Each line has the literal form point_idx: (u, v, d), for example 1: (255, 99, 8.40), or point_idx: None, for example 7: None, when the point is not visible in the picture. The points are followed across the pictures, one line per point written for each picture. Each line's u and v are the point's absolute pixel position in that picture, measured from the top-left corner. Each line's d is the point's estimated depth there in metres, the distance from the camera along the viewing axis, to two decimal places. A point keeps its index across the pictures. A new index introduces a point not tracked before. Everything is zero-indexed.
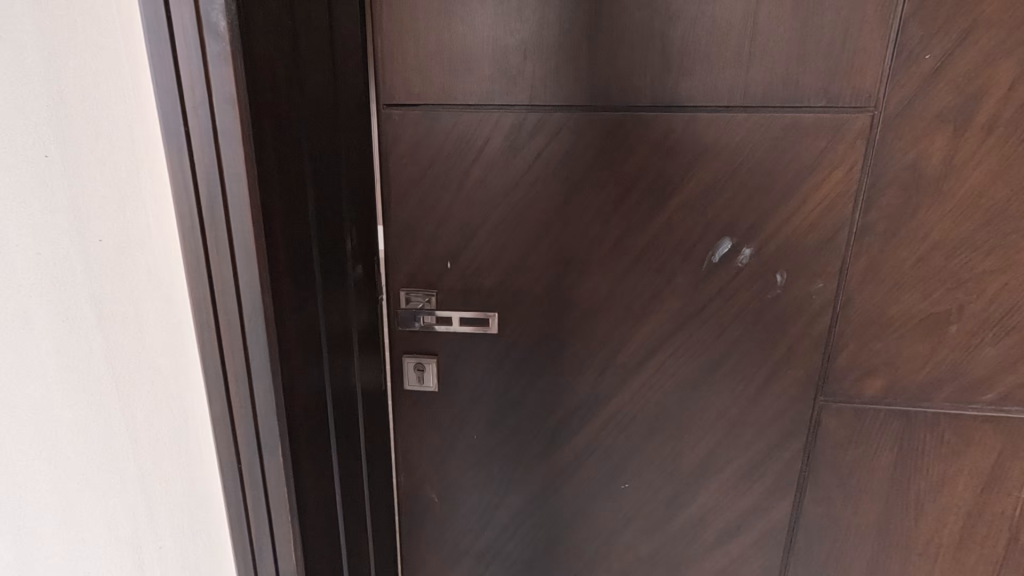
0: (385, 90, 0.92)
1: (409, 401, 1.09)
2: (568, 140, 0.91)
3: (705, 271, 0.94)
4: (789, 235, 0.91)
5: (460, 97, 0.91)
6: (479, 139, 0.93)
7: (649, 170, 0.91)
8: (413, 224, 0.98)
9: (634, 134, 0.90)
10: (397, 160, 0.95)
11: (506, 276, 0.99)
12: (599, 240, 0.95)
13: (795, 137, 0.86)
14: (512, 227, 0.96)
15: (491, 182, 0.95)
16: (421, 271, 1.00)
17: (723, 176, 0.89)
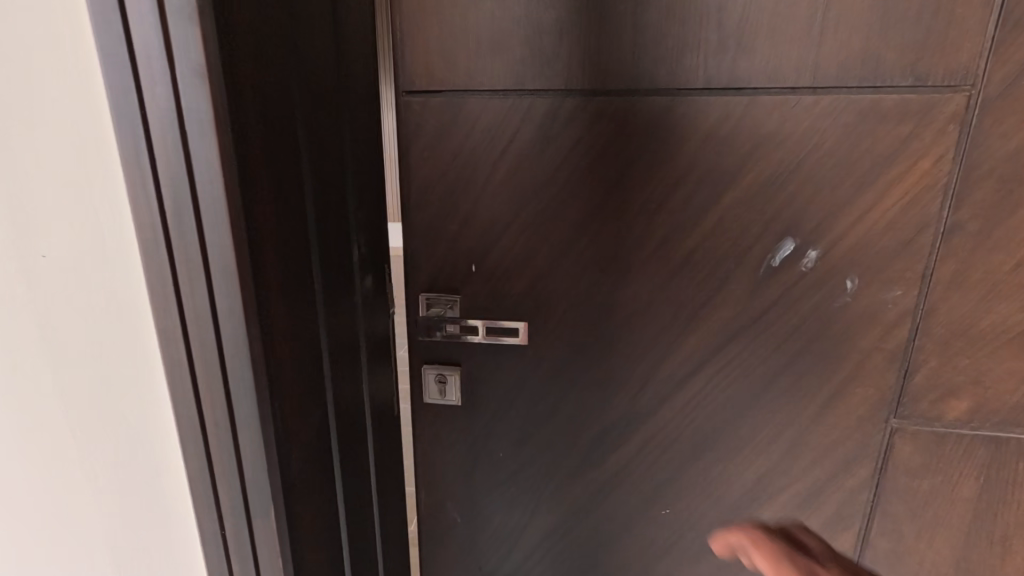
0: (404, 75, 0.83)
1: (431, 414, 1.01)
2: (608, 128, 0.81)
3: (762, 277, 0.83)
4: (862, 235, 0.79)
5: (487, 82, 0.82)
6: (507, 129, 0.83)
7: (701, 162, 0.80)
8: (435, 222, 0.89)
9: (685, 120, 0.79)
10: (418, 151, 0.86)
11: (537, 281, 0.90)
12: (642, 241, 0.85)
13: (875, 122, 0.75)
14: (544, 227, 0.87)
15: (521, 177, 0.85)
16: (444, 274, 0.92)
17: (787, 169, 0.78)
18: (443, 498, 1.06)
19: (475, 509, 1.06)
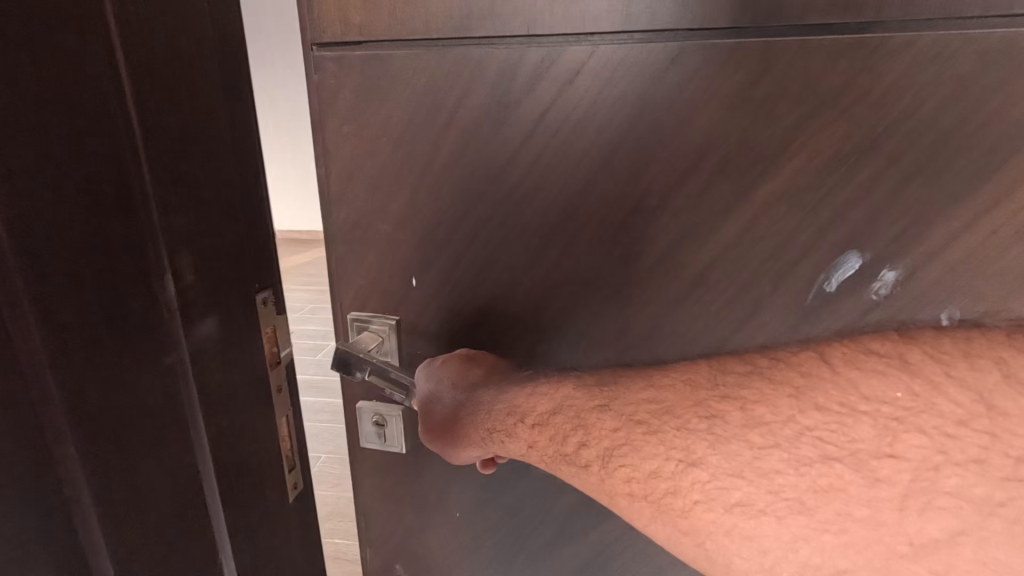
0: (313, 21, 0.61)
1: (371, 457, 0.80)
2: (593, 89, 0.55)
3: (812, 308, 0.55)
4: (981, 245, 0.50)
5: (419, 27, 0.58)
6: (451, 96, 0.59)
7: (727, 135, 0.53)
8: (364, 222, 0.67)
9: (702, 76, 0.52)
10: (337, 126, 0.64)
11: (494, 302, 0.65)
12: (639, 253, 0.58)
13: (1007, 70, 0.47)
14: (501, 230, 0.62)
15: (471, 160, 0.61)
16: (378, 290, 0.70)
17: (861, 145, 0.50)
18: (390, 558, 0.86)
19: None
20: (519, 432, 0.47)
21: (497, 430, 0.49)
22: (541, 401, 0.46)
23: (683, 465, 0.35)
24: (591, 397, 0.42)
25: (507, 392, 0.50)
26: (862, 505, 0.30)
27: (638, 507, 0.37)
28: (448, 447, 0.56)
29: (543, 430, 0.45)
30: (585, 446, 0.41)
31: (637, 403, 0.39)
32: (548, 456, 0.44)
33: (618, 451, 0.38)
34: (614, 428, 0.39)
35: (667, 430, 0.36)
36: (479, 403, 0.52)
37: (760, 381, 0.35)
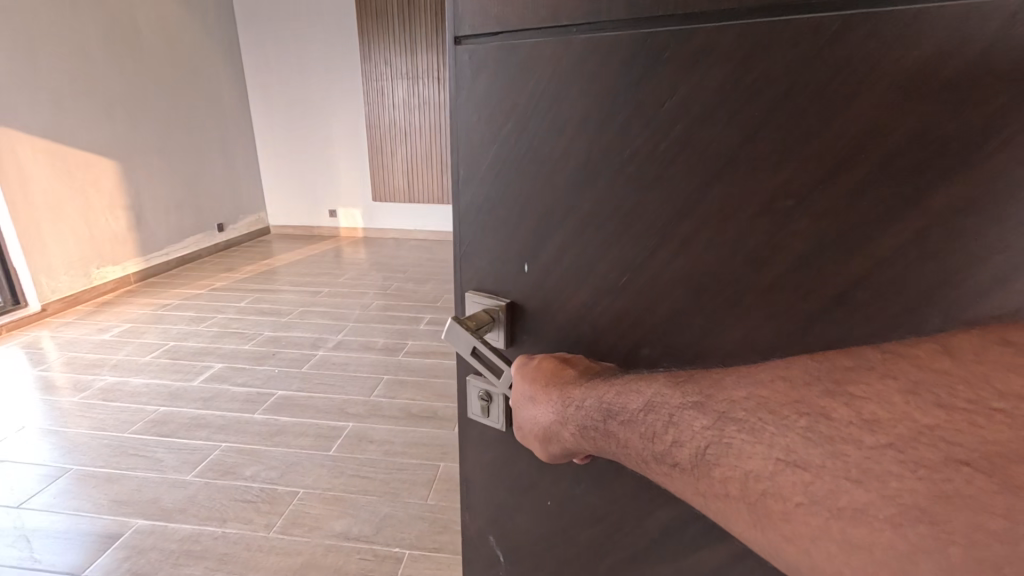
0: (462, 17, 0.62)
1: (476, 428, 0.85)
2: (725, 72, 0.45)
3: None
4: None
5: (546, 17, 0.55)
6: (570, 89, 0.55)
7: (910, 114, 0.38)
8: (482, 207, 0.68)
9: (882, 48, 0.38)
10: (471, 117, 0.64)
11: (597, 300, 0.60)
12: (762, 262, 0.47)
13: None
14: (609, 227, 0.57)
15: (581, 155, 0.56)
16: (495, 274, 0.70)
17: None
18: (484, 527, 0.90)
19: (519, 552, 0.87)
20: (611, 431, 0.48)
21: (590, 428, 0.50)
22: (631, 398, 0.46)
23: (785, 466, 0.34)
24: (678, 392, 0.42)
25: (594, 389, 0.51)
26: (1000, 516, 0.27)
27: (735, 508, 0.37)
28: (538, 442, 0.58)
29: (633, 426, 0.45)
30: (678, 444, 0.41)
31: (732, 401, 0.38)
32: (641, 456, 0.45)
33: (710, 450, 0.39)
34: (706, 425, 0.39)
35: (764, 428, 0.36)
36: (569, 401, 0.53)
37: (870, 377, 0.33)
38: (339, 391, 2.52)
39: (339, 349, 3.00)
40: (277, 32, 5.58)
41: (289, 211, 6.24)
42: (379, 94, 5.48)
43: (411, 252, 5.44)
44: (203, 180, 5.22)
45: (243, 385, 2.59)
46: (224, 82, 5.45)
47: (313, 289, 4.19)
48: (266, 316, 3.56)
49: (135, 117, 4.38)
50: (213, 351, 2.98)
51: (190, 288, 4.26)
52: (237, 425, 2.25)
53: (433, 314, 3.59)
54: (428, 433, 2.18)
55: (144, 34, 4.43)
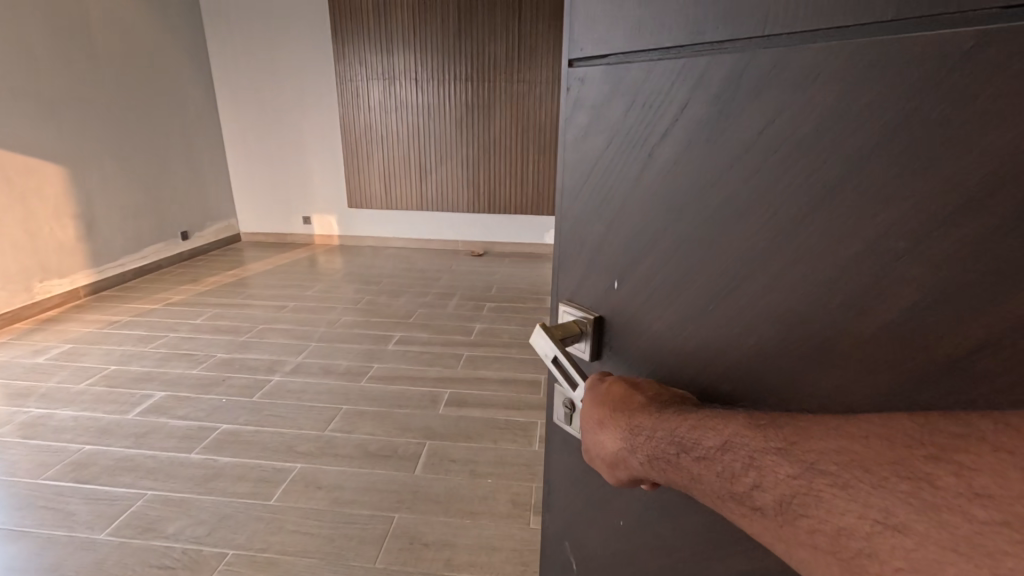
0: (573, 36, 0.58)
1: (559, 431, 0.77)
2: (836, 97, 0.37)
3: None
4: None
5: (652, 37, 0.49)
6: (666, 113, 0.49)
7: None
8: (578, 222, 0.64)
9: None
10: (575, 134, 0.60)
11: (679, 328, 0.54)
12: (860, 309, 0.39)
13: None
14: (700, 262, 0.50)
15: (677, 182, 0.50)
16: (585, 290, 0.65)
17: None
18: (563, 535, 0.80)
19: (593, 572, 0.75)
20: (683, 464, 0.46)
21: (660, 459, 0.48)
22: (707, 434, 0.44)
23: (882, 528, 0.33)
24: (759, 436, 0.41)
25: (664, 420, 0.48)
26: None
27: (823, 561, 0.36)
28: (605, 468, 0.55)
29: (708, 464, 0.43)
30: (760, 488, 0.39)
31: (822, 453, 0.37)
32: (716, 494, 0.43)
33: (796, 500, 0.37)
34: (793, 474, 0.38)
35: (860, 484, 0.34)
36: (637, 429, 0.50)
37: (971, 444, 0.31)
38: (293, 425, 2.41)
39: (296, 374, 2.90)
40: (245, 30, 5.42)
41: (258, 217, 6.07)
42: (354, 95, 5.37)
43: (385, 261, 5.33)
44: (164, 185, 5.02)
45: (183, 419, 2.47)
46: (187, 82, 5.26)
47: (277, 304, 4.06)
48: (222, 336, 3.42)
49: (86, 117, 4.18)
50: (155, 379, 2.84)
51: (145, 302, 4.08)
52: (169, 468, 2.12)
53: (401, 332, 3.51)
54: (384, 476, 2.05)
55: (97, 28, 4.22)
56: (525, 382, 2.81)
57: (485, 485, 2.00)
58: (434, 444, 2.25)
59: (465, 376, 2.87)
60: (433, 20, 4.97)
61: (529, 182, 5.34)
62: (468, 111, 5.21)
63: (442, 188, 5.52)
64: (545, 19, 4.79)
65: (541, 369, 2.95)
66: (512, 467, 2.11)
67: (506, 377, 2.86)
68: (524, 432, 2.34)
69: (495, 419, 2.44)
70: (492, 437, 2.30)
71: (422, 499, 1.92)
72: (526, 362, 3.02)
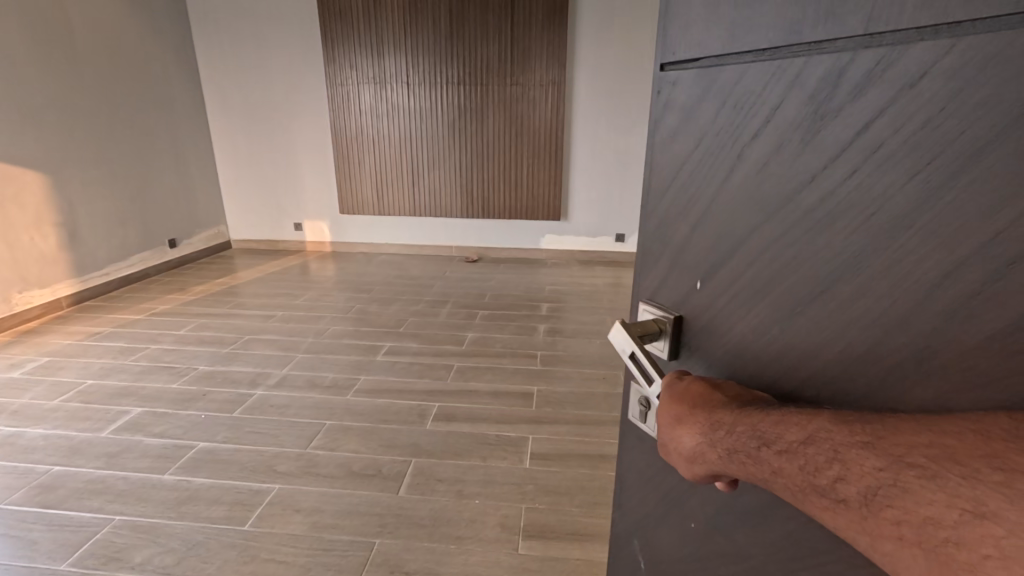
0: (669, 44, 0.64)
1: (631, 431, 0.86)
2: (941, 95, 0.38)
3: None
4: None
5: (745, 44, 0.54)
6: (758, 113, 0.53)
7: None
8: (666, 220, 0.69)
9: None
10: (666, 135, 0.67)
11: (765, 327, 0.57)
12: (959, 315, 0.40)
13: None
14: (788, 266, 0.53)
15: (764, 182, 0.54)
16: (669, 287, 0.71)
17: None
18: (629, 531, 0.90)
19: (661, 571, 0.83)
20: (763, 457, 0.48)
21: (738, 452, 0.51)
22: (790, 428, 0.46)
23: (972, 517, 0.33)
24: (844, 431, 0.42)
25: (746, 417, 0.51)
26: None
27: (908, 553, 0.37)
28: (682, 462, 0.59)
29: (790, 459, 0.45)
30: (844, 481, 0.41)
31: (909, 446, 0.38)
32: (797, 485, 0.45)
33: (883, 492, 0.39)
34: (880, 467, 0.39)
35: (952, 477, 0.35)
36: (717, 423, 0.54)
37: None
38: (274, 442, 2.38)
39: (280, 387, 2.87)
40: (232, 34, 5.37)
41: (249, 224, 6.02)
42: (346, 99, 5.35)
43: (378, 268, 5.31)
44: (151, 192, 4.93)
45: (161, 436, 2.43)
46: (174, 87, 5.20)
47: (262, 314, 4.00)
48: (206, 347, 3.37)
49: (69, 122, 4.09)
50: (132, 394, 2.79)
51: (132, 312, 4.00)
52: (141, 491, 2.07)
53: (391, 342, 3.48)
54: (367, 498, 2.03)
55: (80, 35, 4.15)
56: (517, 394, 2.80)
57: (472, 506, 1.98)
58: (419, 463, 2.24)
59: (455, 388, 2.85)
60: (425, 24, 4.99)
61: (524, 187, 5.35)
62: (461, 115, 5.22)
63: (434, 194, 5.51)
64: (538, 23, 4.83)
65: (535, 381, 2.94)
66: (499, 486, 2.09)
67: (498, 389, 2.85)
68: (514, 447, 2.34)
69: (485, 436, 2.43)
70: (482, 454, 2.29)
71: (406, 524, 1.90)
72: (517, 374, 3.01)
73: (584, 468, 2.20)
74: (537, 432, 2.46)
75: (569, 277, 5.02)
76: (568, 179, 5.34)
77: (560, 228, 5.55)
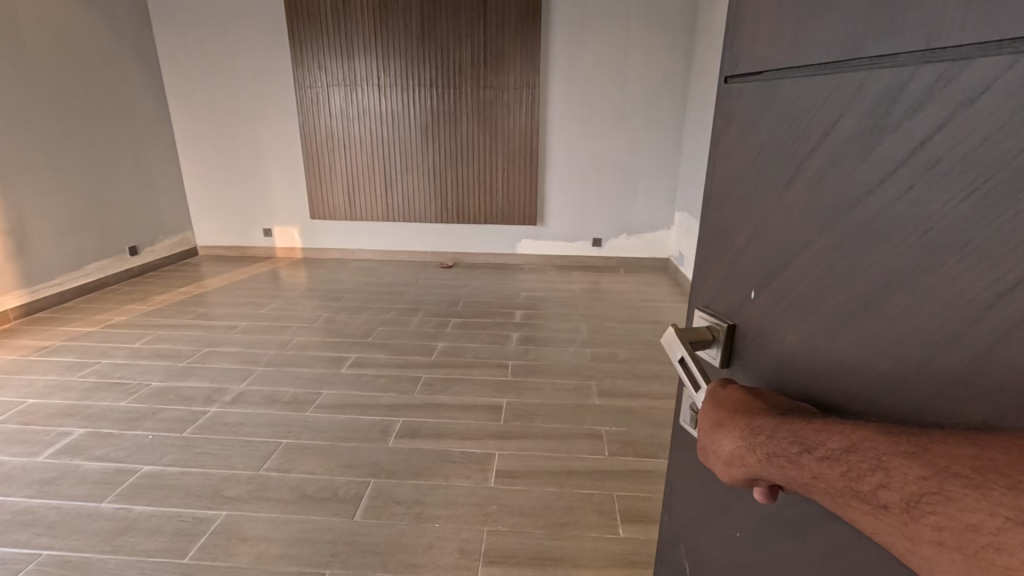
0: (737, 56, 0.63)
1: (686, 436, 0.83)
2: (1005, 111, 0.35)
3: None
4: None
5: (806, 56, 0.52)
6: (813, 126, 0.51)
7: None
8: (726, 231, 0.67)
9: None
10: (729, 145, 0.65)
11: (814, 341, 0.53)
12: (1005, 341, 0.36)
13: None
14: (837, 279, 0.49)
15: (816, 195, 0.51)
16: (724, 297, 0.68)
17: None
18: (678, 534, 0.87)
19: None
20: (803, 462, 0.45)
21: (777, 456, 0.47)
22: (832, 434, 0.43)
23: (1014, 525, 0.31)
24: (887, 438, 0.40)
25: (786, 422, 0.48)
26: None
27: (949, 560, 0.34)
28: (718, 464, 0.56)
29: (831, 464, 0.42)
30: (886, 488, 0.38)
31: (953, 455, 0.36)
32: (838, 491, 0.42)
33: (926, 499, 0.36)
34: (922, 475, 0.36)
35: (997, 486, 0.33)
36: (755, 426, 0.51)
37: None
38: (223, 464, 2.27)
39: (237, 404, 2.75)
40: (194, 35, 5.20)
41: (216, 231, 5.83)
42: (316, 101, 5.23)
43: (349, 274, 5.19)
44: (110, 196, 4.72)
45: (102, 459, 2.29)
46: (134, 88, 5.00)
47: (222, 325, 3.85)
48: (160, 362, 3.22)
49: (16, 125, 3.89)
50: (75, 413, 2.64)
51: (82, 325, 3.81)
52: (75, 521, 1.95)
53: (356, 353, 3.38)
54: (319, 524, 1.94)
55: (28, 33, 3.96)
56: (485, 407, 2.74)
57: (430, 530, 1.92)
58: (379, 483, 2.17)
59: (421, 402, 2.78)
60: (396, 26, 4.91)
61: (499, 192, 5.30)
62: (434, 118, 5.16)
63: (407, 199, 5.42)
64: (512, 26, 4.81)
65: (503, 393, 2.89)
66: (460, 508, 2.03)
67: (465, 402, 2.79)
68: (479, 465, 2.28)
69: (449, 452, 2.37)
70: (445, 473, 2.23)
71: (359, 551, 1.82)
72: (486, 386, 2.96)
73: (550, 486, 2.15)
74: (504, 448, 2.40)
75: (546, 282, 5.00)
76: (544, 182, 5.31)
77: (536, 234, 5.52)
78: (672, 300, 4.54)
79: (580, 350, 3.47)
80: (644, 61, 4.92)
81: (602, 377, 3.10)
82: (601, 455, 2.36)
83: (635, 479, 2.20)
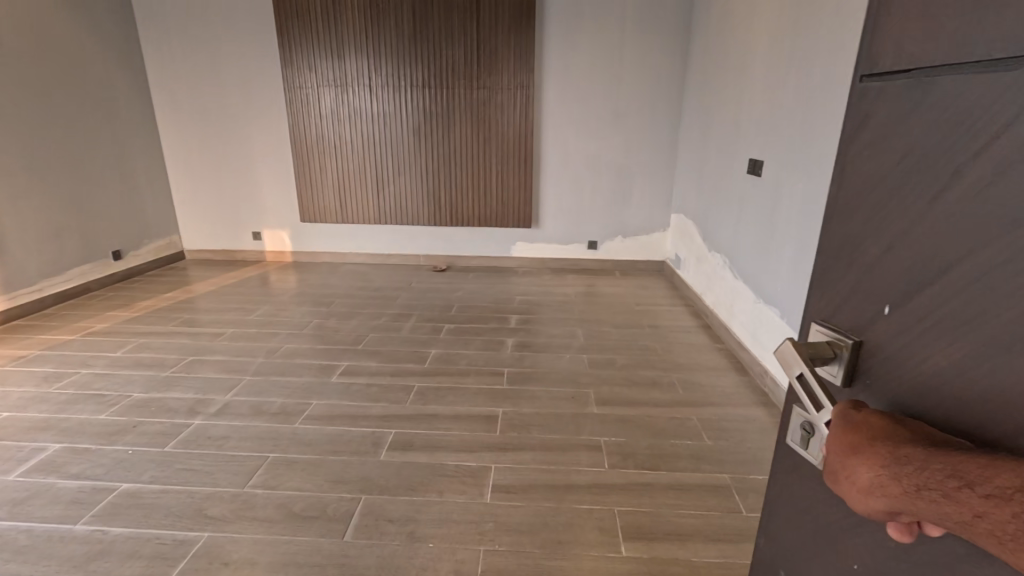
0: (876, 52, 0.58)
1: (797, 456, 0.76)
2: None
3: None
4: None
5: (976, 52, 0.46)
6: (984, 130, 0.46)
7: None
8: (854, 241, 0.62)
9: None
10: (861, 148, 0.60)
11: (970, 366, 0.48)
12: None
13: None
14: (1005, 297, 0.45)
15: (985, 205, 0.46)
16: (848, 311, 0.63)
17: None
18: (778, 559, 0.80)
19: None
20: (962, 498, 0.42)
21: (932, 489, 0.44)
22: (1006, 473, 0.40)
23: None
24: None
25: (941, 455, 0.45)
26: None
27: None
28: (849, 492, 0.52)
29: (1003, 504, 0.39)
30: None
31: None
32: (1008, 534, 0.39)
33: None
34: None
35: None
36: (900, 456, 0.47)
37: None
38: (206, 480, 2.17)
39: (222, 416, 2.65)
40: (181, 36, 5.08)
41: (204, 234, 5.70)
42: (305, 101, 5.12)
43: (340, 278, 5.09)
44: (94, 199, 4.60)
45: (79, 477, 2.18)
46: (118, 88, 4.88)
47: (208, 332, 3.74)
48: (143, 371, 3.11)
49: None
50: (52, 427, 2.53)
51: (62, 333, 3.69)
52: (46, 545, 1.84)
53: (348, 361, 3.29)
54: (307, 545, 1.85)
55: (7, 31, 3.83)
56: (480, 417, 2.65)
57: (423, 550, 1.83)
58: (370, 499, 2.07)
59: (414, 413, 2.69)
60: (387, 26, 4.82)
61: (493, 194, 5.21)
62: (427, 120, 5.06)
63: (399, 201, 5.32)
64: (505, 26, 4.73)
65: (500, 402, 2.80)
66: (455, 526, 1.94)
67: (460, 412, 2.70)
68: (474, 479, 2.20)
69: (443, 466, 2.28)
70: (439, 488, 2.14)
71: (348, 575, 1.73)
72: (481, 395, 2.87)
73: (547, 501, 2.07)
74: (501, 461, 2.31)
75: (540, 286, 4.92)
76: (537, 183, 5.24)
77: (530, 236, 5.43)
78: (669, 303, 4.47)
79: (576, 357, 3.39)
80: (639, 62, 4.86)
81: (600, 384, 3.02)
82: (601, 467, 2.28)
83: (635, 493, 2.12)
